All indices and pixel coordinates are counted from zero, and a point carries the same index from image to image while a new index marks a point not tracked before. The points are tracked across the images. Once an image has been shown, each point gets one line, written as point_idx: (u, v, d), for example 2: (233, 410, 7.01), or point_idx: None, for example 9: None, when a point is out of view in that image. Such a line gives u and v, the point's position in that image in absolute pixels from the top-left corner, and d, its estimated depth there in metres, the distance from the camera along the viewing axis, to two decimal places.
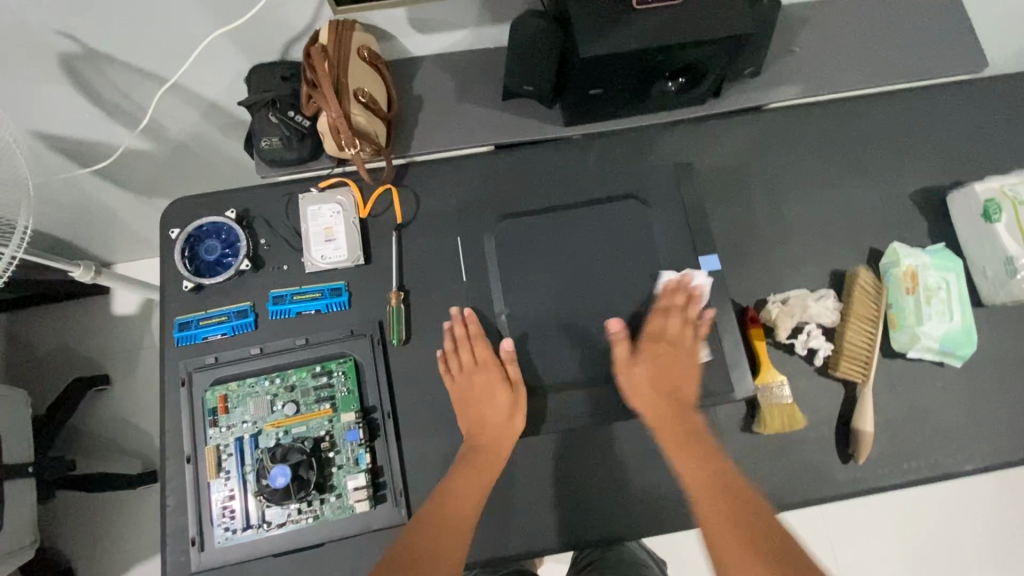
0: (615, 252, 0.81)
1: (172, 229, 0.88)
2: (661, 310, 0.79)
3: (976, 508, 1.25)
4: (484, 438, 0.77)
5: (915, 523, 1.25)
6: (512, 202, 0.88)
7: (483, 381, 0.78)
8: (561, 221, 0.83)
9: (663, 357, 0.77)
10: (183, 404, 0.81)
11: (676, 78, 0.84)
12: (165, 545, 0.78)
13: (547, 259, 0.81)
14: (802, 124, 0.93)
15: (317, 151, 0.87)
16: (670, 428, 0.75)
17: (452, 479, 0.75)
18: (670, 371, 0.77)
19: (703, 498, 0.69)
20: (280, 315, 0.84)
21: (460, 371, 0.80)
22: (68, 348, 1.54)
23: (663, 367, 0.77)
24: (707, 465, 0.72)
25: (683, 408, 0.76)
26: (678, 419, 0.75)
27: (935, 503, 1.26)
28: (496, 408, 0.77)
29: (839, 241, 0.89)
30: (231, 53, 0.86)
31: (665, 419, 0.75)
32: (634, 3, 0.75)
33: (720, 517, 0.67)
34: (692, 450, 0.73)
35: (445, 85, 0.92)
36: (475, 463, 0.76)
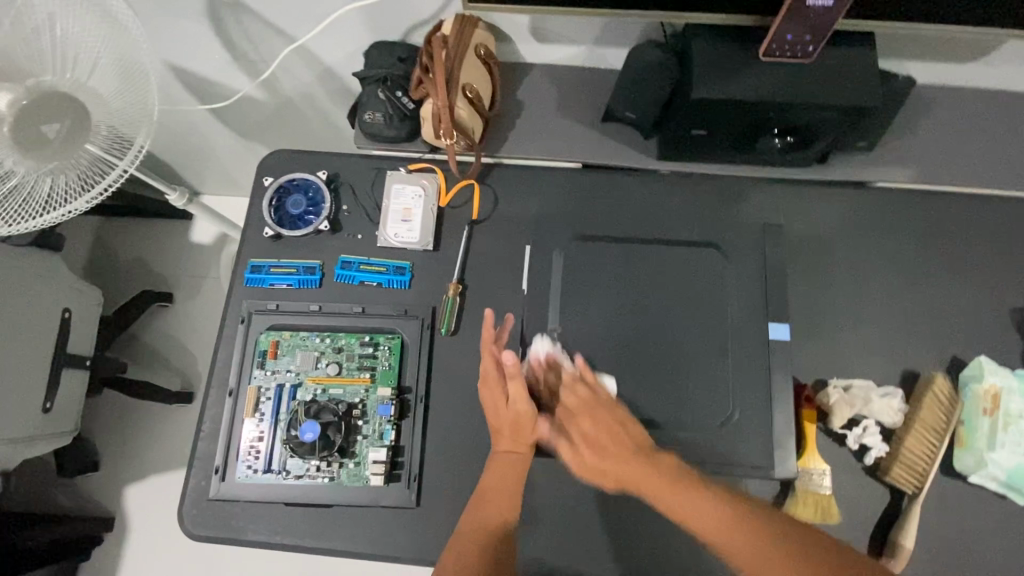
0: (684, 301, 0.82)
1: (266, 177, 0.94)
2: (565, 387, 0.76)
3: None
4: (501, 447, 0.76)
5: None
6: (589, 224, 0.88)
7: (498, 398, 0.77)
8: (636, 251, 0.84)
9: (599, 431, 0.73)
10: (237, 341, 0.85)
11: (784, 136, 0.81)
12: (190, 467, 0.82)
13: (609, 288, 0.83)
14: (905, 211, 0.89)
15: (413, 133, 0.90)
16: (637, 475, 0.69)
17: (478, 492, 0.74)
18: (602, 445, 0.72)
19: (689, 510, 0.66)
20: (344, 280, 0.88)
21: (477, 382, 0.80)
22: (144, 261, 1.66)
23: (599, 434, 0.73)
24: (659, 472, 0.68)
25: (642, 454, 0.71)
26: (652, 469, 0.69)
27: None
28: (513, 422, 0.76)
29: (919, 341, 0.84)
30: (358, 27, 0.90)
31: (649, 480, 0.68)
32: (759, 53, 0.74)
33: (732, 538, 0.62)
34: (671, 503, 0.67)
35: (549, 97, 0.93)
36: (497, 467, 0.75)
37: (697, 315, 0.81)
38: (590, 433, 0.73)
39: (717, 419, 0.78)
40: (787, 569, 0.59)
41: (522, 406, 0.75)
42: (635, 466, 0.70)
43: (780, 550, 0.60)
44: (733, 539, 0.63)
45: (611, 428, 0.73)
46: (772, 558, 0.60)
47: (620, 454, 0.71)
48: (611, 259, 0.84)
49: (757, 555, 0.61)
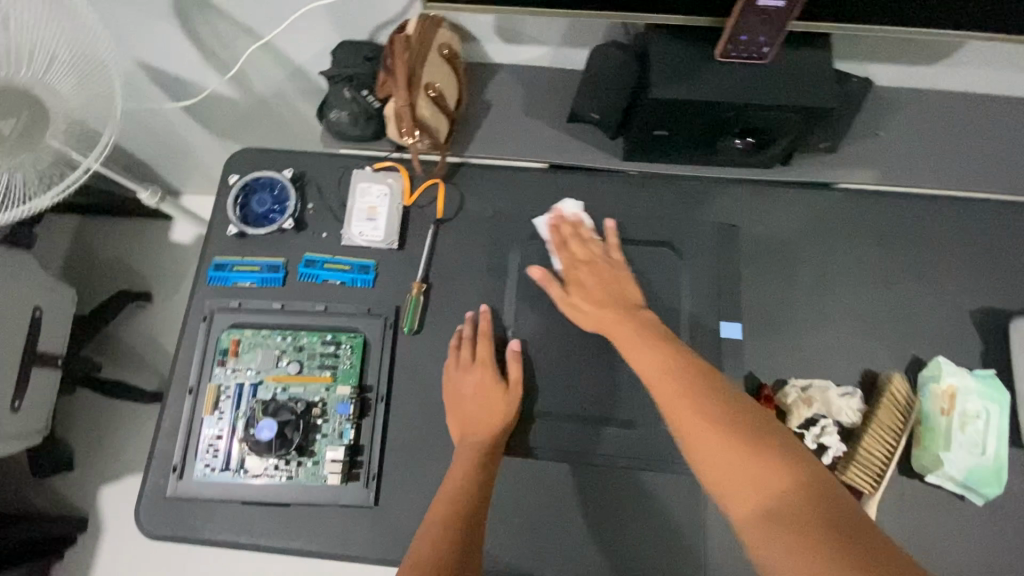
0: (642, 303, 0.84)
1: (232, 175, 0.94)
2: (570, 240, 0.86)
3: None
4: (477, 436, 0.77)
5: None
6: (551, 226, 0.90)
7: (477, 379, 0.80)
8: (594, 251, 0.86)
9: (594, 277, 0.81)
10: (199, 339, 0.85)
11: (744, 138, 0.82)
12: (149, 465, 0.81)
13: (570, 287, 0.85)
14: (868, 212, 0.89)
15: (379, 132, 0.91)
16: (619, 320, 0.76)
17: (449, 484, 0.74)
18: (613, 285, 0.81)
19: (651, 370, 0.68)
20: (307, 279, 0.87)
21: (456, 367, 0.82)
22: (123, 260, 1.66)
23: (601, 282, 0.81)
24: (658, 355, 0.69)
25: (629, 311, 0.77)
26: (630, 321, 0.75)
27: None
28: (490, 408, 0.79)
29: (879, 341, 0.84)
30: (324, 26, 0.91)
31: (621, 327, 0.75)
32: (716, 54, 0.74)
33: (696, 411, 0.61)
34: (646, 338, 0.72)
35: (516, 97, 0.93)
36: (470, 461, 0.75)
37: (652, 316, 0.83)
38: (590, 282, 0.81)
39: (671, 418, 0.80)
40: (719, 431, 0.59)
41: (554, 239, 0.86)
42: (620, 317, 0.76)
43: (698, 396, 0.62)
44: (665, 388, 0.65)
45: (611, 279, 0.81)
46: (711, 432, 0.59)
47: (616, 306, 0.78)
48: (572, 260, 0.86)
49: (675, 399, 0.63)
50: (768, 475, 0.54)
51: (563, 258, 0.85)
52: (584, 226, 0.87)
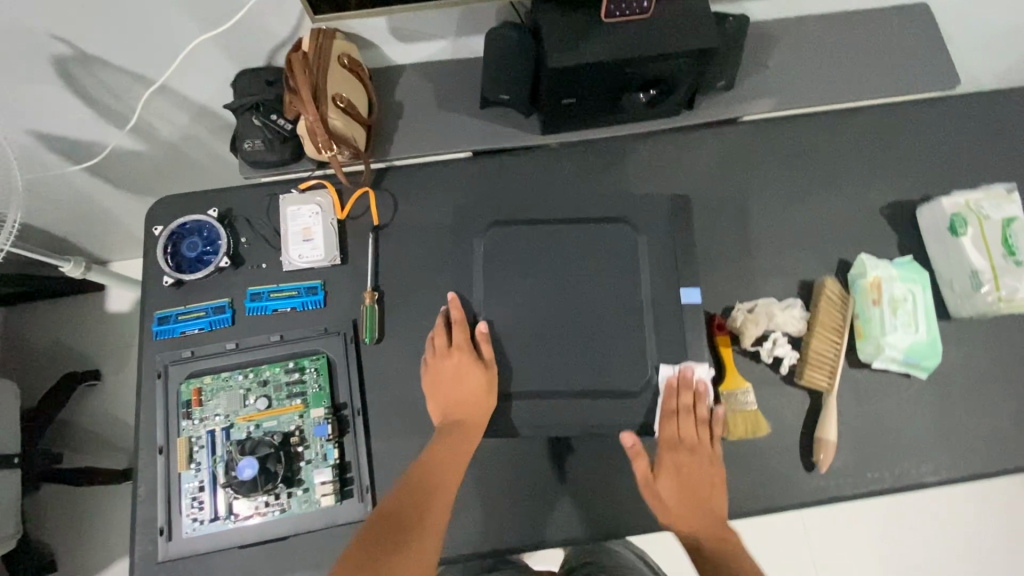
0: (596, 269, 0.82)
1: (156, 226, 0.91)
2: (682, 412, 0.78)
3: (949, 512, 1.32)
4: (461, 415, 0.78)
5: (891, 527, 1.32)
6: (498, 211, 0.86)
7: (455, 364, 0.79)
8: (551, 230, 0.84)
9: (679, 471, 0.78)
10: (159, 397, 0.83)
11: (647, 90, 0.86)
12: (133, 534, 0.79)
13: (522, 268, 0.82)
14: (774, 137, 0.95)
15: (298, 153, 0.90)
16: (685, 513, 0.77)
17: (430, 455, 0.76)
18: (692, 481, 0.78)
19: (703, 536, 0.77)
20: (257, 312, 0.87)
21: (435, 354, 0.81)
22: (63, 342, 1.58)
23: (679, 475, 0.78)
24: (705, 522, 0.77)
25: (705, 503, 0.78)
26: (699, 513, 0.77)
27: (909, 510, 1.33)
28: (470, 390, 0.78)
29: (808, 252, 0.91)
30: (219, 59, 0.89)
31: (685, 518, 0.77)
32: (602, 16, 0.77)
33: None
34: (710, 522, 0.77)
35: (427, 94, 0.95)
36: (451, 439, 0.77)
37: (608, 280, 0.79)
38: (674, 467, 0.78)
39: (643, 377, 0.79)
40: None
41: (670, 403, 0.78)
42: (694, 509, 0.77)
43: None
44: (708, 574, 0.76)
45: (693, 472, 0.78)
46: None
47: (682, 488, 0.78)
48: (520, 239, 0.84)
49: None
50: None
51: (667, 431, 0.78)
52: (705, 400, 0.78)
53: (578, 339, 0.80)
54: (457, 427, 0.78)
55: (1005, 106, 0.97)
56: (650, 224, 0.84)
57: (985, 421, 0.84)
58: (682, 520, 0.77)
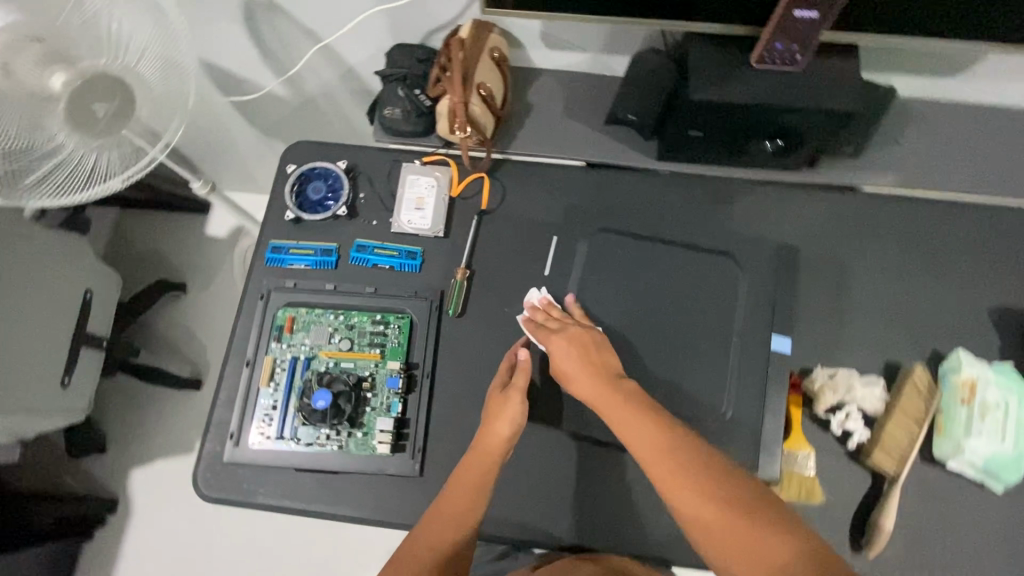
0: (690, 301, 0.84)
1: (289, 165, 0.99)
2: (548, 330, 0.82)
3: None
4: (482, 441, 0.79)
5: None
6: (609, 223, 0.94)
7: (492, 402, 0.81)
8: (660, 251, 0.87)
9: (567, 360, 0.78)
10: (257, 316, 0.90)
11: (775, 139, 0.87)
12: (206, 432, 0.86)
13: (622, 277, 0.86)
14: (887, 213, 0.95)
15: (429, 128, 0.97)
16: (603, 393, 0.73)
17: (462, 481, 0.76)
18: (584, 355, 0.77)
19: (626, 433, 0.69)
20: (359, 262, 0.93)
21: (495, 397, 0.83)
22: (162, 253, 1.72)
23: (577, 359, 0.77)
24: (626, 397, 0.72)
25: (608, 378, 0.75)
26: (611, 391, 0.73)
27: None
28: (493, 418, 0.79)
29: (900, 335, 0.89)
30: (383, 30, 0.97)
31: (607, 398, 0.73)
32: (752, 61, 0.79)
33: (688, 488, 0.62)
34: (636, 414, 0.70)
35: (557, 100, 1.00)
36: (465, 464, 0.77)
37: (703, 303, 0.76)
38: (565, 354, 0.78)
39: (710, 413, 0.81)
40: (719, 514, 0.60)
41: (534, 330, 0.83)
42: (599, 387, 0.74)
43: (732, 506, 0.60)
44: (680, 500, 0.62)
45: (584, 348, 0.78)
46: (705, 508, 0.61)
47: (596, 381, 0.75)
48: (625, 251, 0.87)
49: (693, 506, 0.61)
50: (775, 558, 0.56)
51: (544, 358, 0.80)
52: (555, 309, 0.84)
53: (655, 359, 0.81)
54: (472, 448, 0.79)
55: None
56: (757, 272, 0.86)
57: None
58: (592, 396, 0.74)
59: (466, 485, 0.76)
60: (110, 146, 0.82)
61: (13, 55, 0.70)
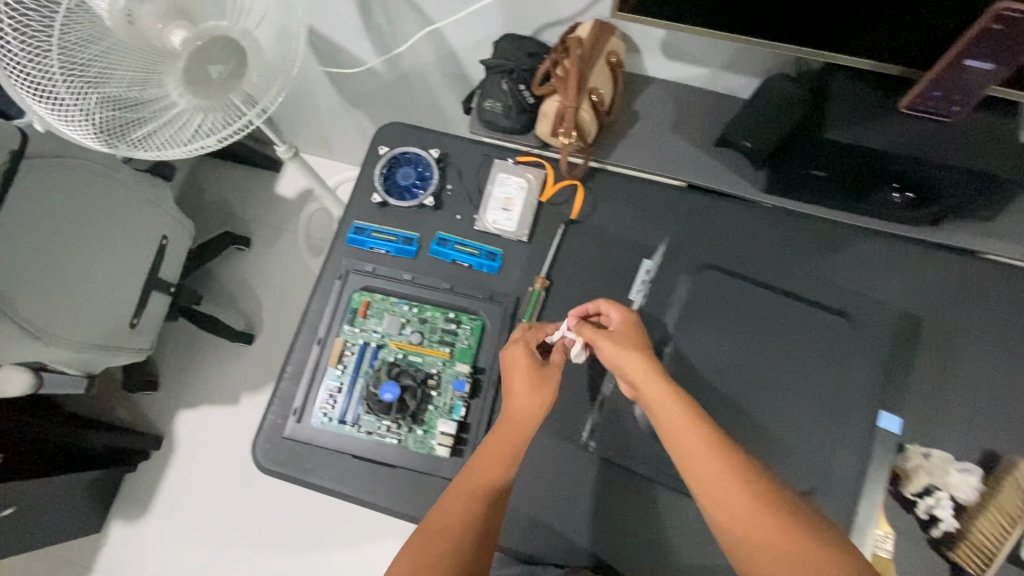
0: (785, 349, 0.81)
1: (380, 145, 0.98)
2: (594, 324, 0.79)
3: None
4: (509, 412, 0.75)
5: None
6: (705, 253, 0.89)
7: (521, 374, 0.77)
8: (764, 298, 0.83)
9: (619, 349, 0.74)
10: (332, 295, 0.90)
11: (904, 192, 0.80)
12: (270, 403, 0.86)
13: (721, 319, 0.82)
14: (1013, 286, 0.86)
15: (528, 127, 0.93)
16: (648, 379, 0.70)
17: (491, 444, 0.73)
18: (631, 340, 0.75)
19: (681, 435, 0.66)
20: (438, 256, 0.91)
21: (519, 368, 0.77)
22: (231, 205, 1.76)
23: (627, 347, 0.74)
24: (669, 388, 0.70)
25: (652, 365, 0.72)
26: (655, 379, 0.70)
27: None
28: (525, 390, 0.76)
29: (1008, 422, 0.81)
30: (495, 18, 0.93)
31: (651, 384, 0.70)
32: (901, 106, 0.73)
33: (728, 479, 0.63)
34: (685, 406, 0.68)
35: (665, 114, 0.94)
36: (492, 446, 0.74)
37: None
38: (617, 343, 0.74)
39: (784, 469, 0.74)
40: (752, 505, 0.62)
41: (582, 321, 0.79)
42: (644, 372, 0.71)
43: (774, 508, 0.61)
44: (740, 510, 0.62)
45: (632, 336, 0.76)
46: (741, 501, 0.62)
47: (641, 367, 0.72)
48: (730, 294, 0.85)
49: (735, 502, 0.62)
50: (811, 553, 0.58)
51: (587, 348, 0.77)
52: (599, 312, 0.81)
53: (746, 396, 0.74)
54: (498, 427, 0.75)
55: None
56: (874, 333, 0.80)
57: None
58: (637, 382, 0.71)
59: (497, 445, 0.73)
60: (216, 109, 0.78)
61: (139, 5, 0.70)
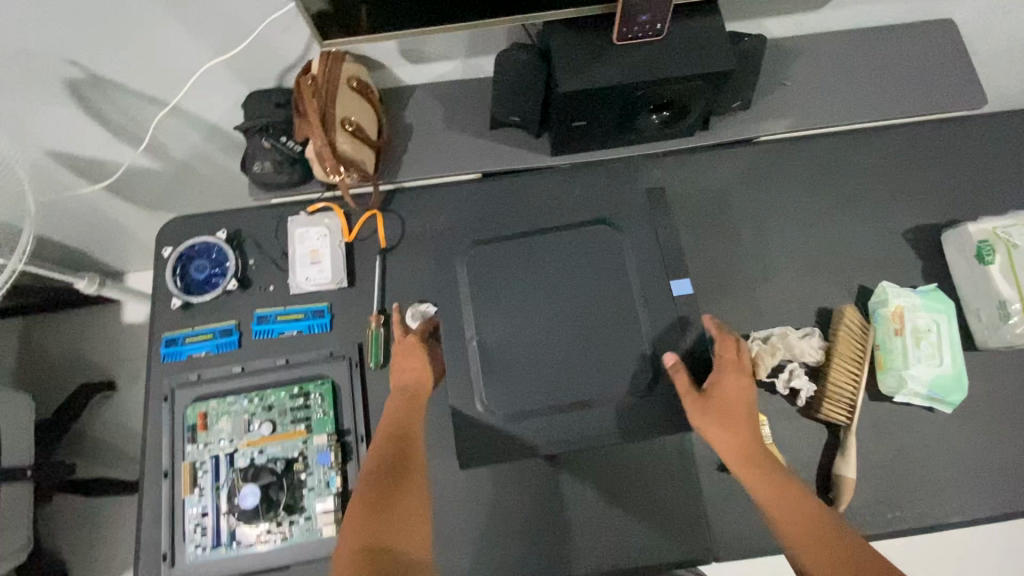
0: (591, 282, 0.74)
1: (166, 247, 0.91)
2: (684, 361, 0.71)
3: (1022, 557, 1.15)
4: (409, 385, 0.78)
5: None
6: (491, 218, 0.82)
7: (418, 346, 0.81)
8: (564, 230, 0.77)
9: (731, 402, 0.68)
10: (165, 421, 0.83)
11: (660, 111, 0.84)
12: (137, 558, 0.79)
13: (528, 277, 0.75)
14: (790, 158, 0.93)
15: (307, 175, 0.90)
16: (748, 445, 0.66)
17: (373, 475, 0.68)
18: (731, 409, 0.67)
19: (773, 483, 0.65)
20: (263, 335, 0.86)
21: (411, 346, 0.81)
22: (77, 355, 1.59)
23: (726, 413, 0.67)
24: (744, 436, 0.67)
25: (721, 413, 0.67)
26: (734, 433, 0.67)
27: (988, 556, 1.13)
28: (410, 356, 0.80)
29: (825, 278, 0.88)
30: (230, 80, 0.90)
31: (738, 442, 0.66)
32: (613, 40, 0.76)
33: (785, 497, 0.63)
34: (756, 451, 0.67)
35: (437, 115, 0.94)
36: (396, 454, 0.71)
37: (596, 278, 0.74)
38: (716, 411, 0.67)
39: (638, 385, 0.71)
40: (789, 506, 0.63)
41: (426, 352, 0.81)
42: (734, 436, 0.67)
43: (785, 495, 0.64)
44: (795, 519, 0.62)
45: (734, 406, 0.68)
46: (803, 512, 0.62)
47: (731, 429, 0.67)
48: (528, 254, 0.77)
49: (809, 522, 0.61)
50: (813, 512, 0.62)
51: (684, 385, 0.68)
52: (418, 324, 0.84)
53: (576, 353, 0.71)
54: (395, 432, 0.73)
55: None
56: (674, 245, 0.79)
57: (1018, 454, 0.81)
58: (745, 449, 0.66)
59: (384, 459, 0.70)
60: None
61: None
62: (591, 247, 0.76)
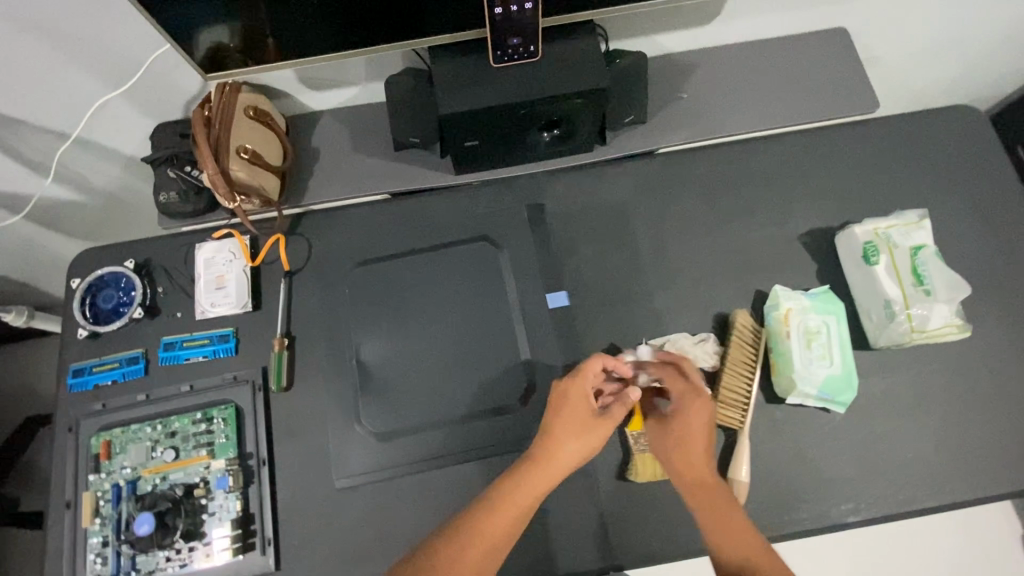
0: (462, 299, 0.86)
1: (76, 278, 0.92)
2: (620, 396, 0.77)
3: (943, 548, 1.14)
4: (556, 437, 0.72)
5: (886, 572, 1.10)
6: (388, 241, 0.91)
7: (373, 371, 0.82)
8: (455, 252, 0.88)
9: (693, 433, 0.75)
10: (70, 451, 0.83)
11: (549, 129, 0.86)
12: None
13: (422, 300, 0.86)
14: (690, 167, 0.95)
15: (212, 203, 0.92)
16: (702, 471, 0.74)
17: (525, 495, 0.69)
18: (693, 437, 0.75)
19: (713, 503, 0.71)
20: (169, 362, 0.87)
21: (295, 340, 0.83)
22: (27, 387, 1.59)
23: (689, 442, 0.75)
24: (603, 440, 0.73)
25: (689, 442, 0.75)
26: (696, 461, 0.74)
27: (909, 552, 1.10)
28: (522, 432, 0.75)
29: (723, 285, 0.90)
30: (134, 112, 0.92)
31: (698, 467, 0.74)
32: (491, 62, 0.79)
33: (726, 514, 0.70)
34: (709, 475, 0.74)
35: (341, 139, 0.96)
36: (518, 491, 0.69)
37: (484, 299, 0.85)
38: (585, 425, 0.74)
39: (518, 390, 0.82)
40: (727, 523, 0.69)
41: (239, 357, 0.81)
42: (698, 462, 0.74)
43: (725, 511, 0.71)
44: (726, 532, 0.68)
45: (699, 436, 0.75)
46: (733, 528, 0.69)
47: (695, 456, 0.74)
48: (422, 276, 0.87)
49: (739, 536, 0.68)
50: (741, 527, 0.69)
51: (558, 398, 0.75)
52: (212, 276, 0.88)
53: (450, 365, 0.83)
54: (533, 467, 0.71)
55: (923, 128, 0.96)
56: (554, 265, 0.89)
57: (911, 453, 0.82)
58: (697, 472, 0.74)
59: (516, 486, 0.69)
60: None
61: None
62: (473, 267, 0.87)
